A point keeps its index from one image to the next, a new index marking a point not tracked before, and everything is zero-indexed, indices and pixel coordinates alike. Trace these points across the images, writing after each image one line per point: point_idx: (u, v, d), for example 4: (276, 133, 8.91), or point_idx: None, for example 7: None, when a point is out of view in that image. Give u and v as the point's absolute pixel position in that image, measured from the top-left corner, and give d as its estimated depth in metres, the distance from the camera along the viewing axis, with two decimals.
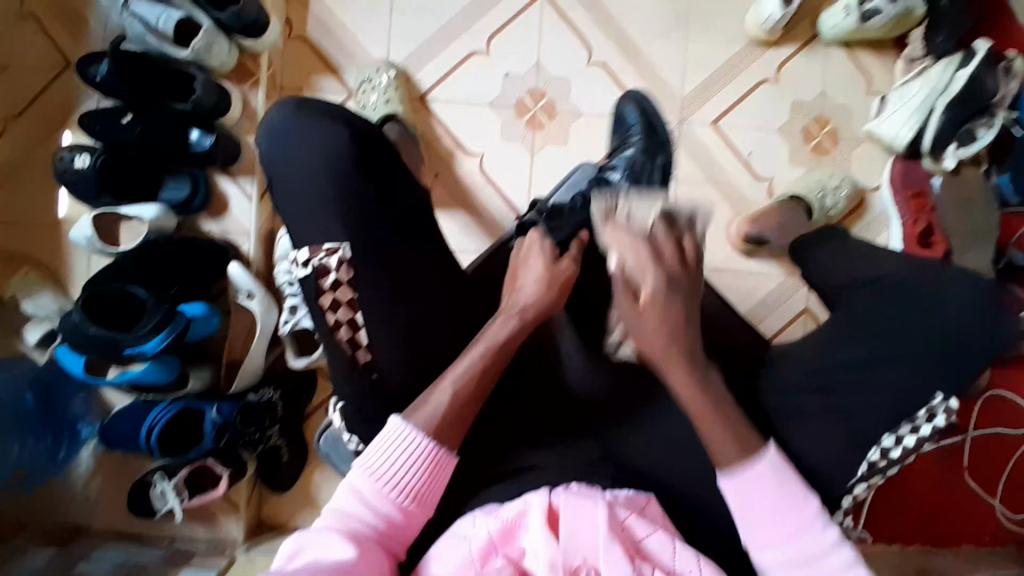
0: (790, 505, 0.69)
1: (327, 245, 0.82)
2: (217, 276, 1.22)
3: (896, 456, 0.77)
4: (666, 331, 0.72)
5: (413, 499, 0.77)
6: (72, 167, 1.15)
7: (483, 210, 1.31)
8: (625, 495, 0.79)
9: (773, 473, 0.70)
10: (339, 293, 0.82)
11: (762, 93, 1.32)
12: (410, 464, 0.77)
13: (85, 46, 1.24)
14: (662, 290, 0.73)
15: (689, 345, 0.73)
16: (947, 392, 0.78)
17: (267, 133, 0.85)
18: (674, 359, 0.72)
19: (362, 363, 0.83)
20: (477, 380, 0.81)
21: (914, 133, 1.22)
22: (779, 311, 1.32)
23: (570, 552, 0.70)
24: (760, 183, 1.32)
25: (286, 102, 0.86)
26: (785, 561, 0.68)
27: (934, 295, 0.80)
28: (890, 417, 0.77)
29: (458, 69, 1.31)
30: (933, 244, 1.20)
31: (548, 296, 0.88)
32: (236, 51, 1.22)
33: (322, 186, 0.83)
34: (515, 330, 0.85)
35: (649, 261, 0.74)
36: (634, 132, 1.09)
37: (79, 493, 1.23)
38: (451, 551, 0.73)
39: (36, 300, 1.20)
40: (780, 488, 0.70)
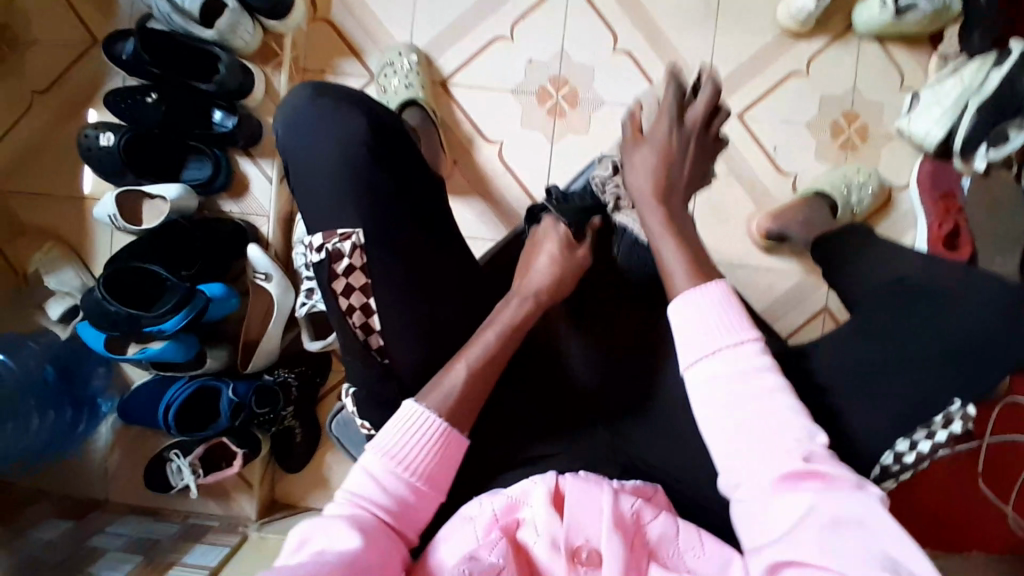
0: (736, 336, 0.64)
1: (340, 230, 0.82)
2: (236, 255, 1.24)
3: (910, 461, 0.76)
4: (648, 172, 0.77)
5: (425, 480, 0.75)
6: (97, 145, 1.17)
7: (500, 197, 1.30)
8: (631, 484, 0.79)
9: (721, 301, 0.66)
10: (352, 278, 0.82)
11: (790, 86, 1.29)
12: (421, 441, 0.76)
13: (112, 21, 1.25)
14: (660, 137, 0.77)
15: (671, 192, 0.78)
16: (965, 399, 0.75)
17: (283, 118, 0.85)
18: (651, 201, 0.77)
19: (374, 348, 0.83)
20: (494, 359, 0.82)
21: (946, 132, 1.19)
22: (800, 308, 1.29)
23: (575, 531, 0.71)
24: (785, 179, 1.29)
25: (304, 87, 0.86)
26: (716, 389, 0.62)
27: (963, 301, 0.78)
28: (907, 422, 0.75)
29: (481, 55, 1.30)
30: (959, 246, 1.19)
31: (560, 277, 0.89)
32: (259, 32, 1.21)
33: (339, 171, 0.83)
34: (529, 312, 0.86)
35: (671, 109, 0.78)
36: None
37: (98, 467, 1.27)
38: (453, 528, 0.75)
39: (59, 276, 1.22)
40: (726, 314, 0.65)
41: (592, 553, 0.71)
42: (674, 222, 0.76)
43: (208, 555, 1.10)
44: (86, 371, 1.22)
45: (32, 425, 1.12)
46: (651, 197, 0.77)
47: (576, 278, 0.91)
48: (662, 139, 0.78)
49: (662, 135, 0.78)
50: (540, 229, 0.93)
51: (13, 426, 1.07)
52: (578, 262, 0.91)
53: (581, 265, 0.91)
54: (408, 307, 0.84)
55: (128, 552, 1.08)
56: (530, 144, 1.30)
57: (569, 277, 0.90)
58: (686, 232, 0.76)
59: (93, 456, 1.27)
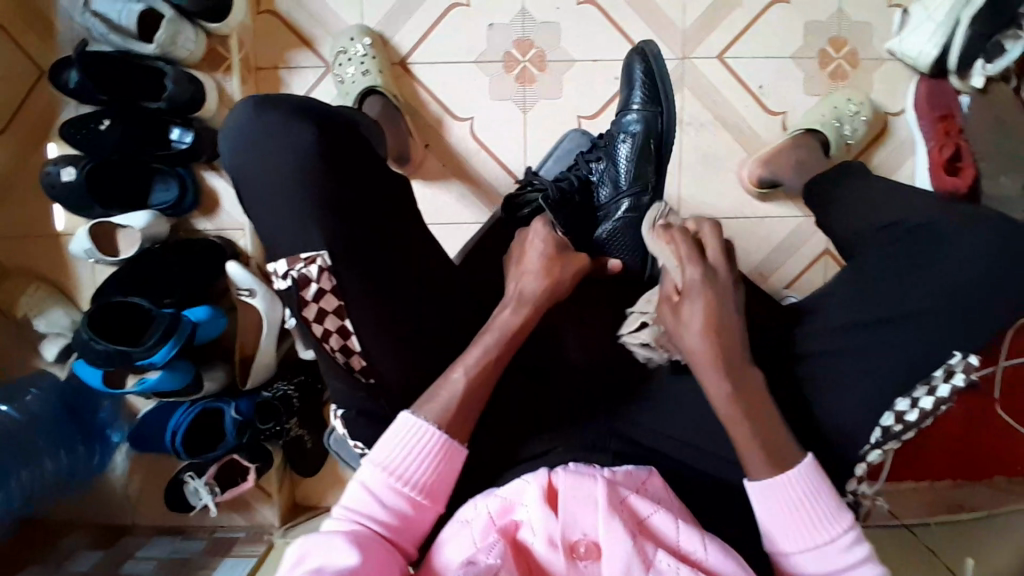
0: (821, 519, 0.67)
1: (304, 253, 0.75)
2: (218, 275, 1.21)
3: (911, 419, 0.76)
4: (705, 331, 0.71)
5: (423, 492, 0.74)
6: (60, 181, 1.13)
7: (477, 176, 1.25)
8: (624, 471, 0.77)
9: (806, 485, 0.68)
10: (324, 302, 0.75)
11: (772, 16, 1.20)
12: (421, 457, 0.74)
13: (54, 50, 1.18)
14: (699, 281, 0.73)
15: (731, 345, 0.72)
16: (965, 350, 0.76)
17: (228, 140, 0.76)
18: (709, 363, 0.71)
19: (357, 368, 0.78)
20: (494, 363, 0.78)
21: (939, 49, 1.12)
22: (797, 255, 1.25)
23: (571, 526, 0.70)
24: (773, 119, 1.22)
25: (249, 100, 0.77)
26: (809, 569, 0.67)
27: (960, 259, 0.76)
28: (904, 382, 0.76)
29: (439, 27, 1.22)
30: (961, 170, 1.14)
31: (555, 278, 0.83)
32: (202, 36, 1.14)
33: (296, 193, 0.74)
34: (526, 320, 0.80)
35: (692, 254, 0.75)
36: (636, 90, 1.02)
37: (120, 493, 1.28)
38: (451, 532, 0.74)
39: (47, 317, 1.20)
40: (814, 502, 0.68)
41: (590, 546, 0.70)
42: (743, 382, 0.71)
43: (237, 567, 1.13)
44: (90, 405, 1.23)
45: (46, 466, 1.15)
46: (705, 354, 0.71)
47: (580, 268, 0.86)
48: (699, 287, 0.73)
49: (696, 283, 0.73)
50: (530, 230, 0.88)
51: (26, 473, 1.10)
52: (576, 259, 0.85)
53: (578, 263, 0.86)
54: (391, 325, 0.79)
55: (160, 575, 1.11)
56: (503, 117, 1.24)
57: (565, 278, 0.84)
58: (752, 387, 0.71)
59: (114, 483, 1.28)
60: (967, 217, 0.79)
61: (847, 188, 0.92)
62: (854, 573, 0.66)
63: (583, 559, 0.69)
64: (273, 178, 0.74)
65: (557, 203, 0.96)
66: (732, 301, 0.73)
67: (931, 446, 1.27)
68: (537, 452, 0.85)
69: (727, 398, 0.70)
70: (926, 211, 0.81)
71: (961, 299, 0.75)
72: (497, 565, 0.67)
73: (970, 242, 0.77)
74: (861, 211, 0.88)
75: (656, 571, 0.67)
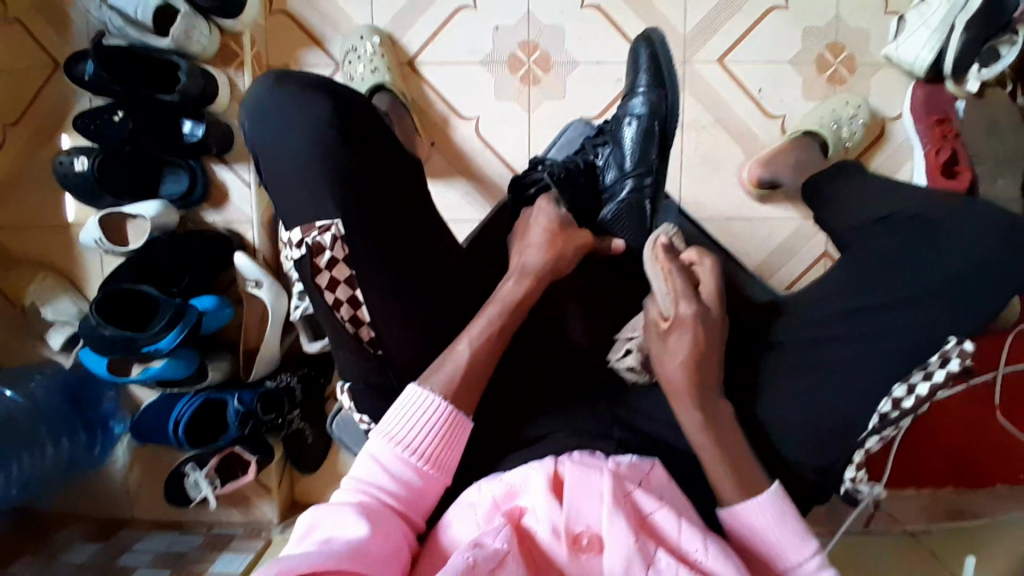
0: (787, 548, 0.69)
1: (319, 222, 0.78)
2: (225, 266, 1.23)
3: (909, 406, 0.76)
4: (691, 363, 0.76)
5: (432, 462, 0.75)
6: (73, 171, 1.15)
7: (482, 174, 1.27)
8: (628, 463, 0.78)
9: (771, 517, 0.70)
10: (336, 272, 0.79)
11: (772, 21, 1.23)
12: (426, 427, 0.75)
13: (70, 41, 1.20)
14: (692, 316, 0.78)
15: (707, 377, 0.77)
16: (960, 335, 0.76)
17: (249, 112, 0.81)
18: (684, 394, 0.75)
19: (367, 340, 0.81)
20: (496, 335, 0.81)
21: (935, 54, 1.15)
22: (799, 256, 1.27)
23: (574, 517, 0.70)
24: (772, 121, 1.25)
25: (268, 74, 0.81)
26: None
27: (955, 248, 0.78)
28: (899, 364, 0.77)
29: (446, 28, 1.25)
30: (959, 172, 1.16)
31: (560, 253, 0.88)
32: (215, 33, 1.18)
33: (314, 169, 0.78)
34: (528, 290, 0.84)
35: (687, 291, 0.80)
36: (641, 75, 1.02)
37: (120, 486, 1.26)
38: (456, 512, 0.76)
39: (55, 306, 1.22)
40: (780, 530, 0.70)
41: (593, 539, 0.70)
42: (713, 415, 0.75)
43: (234, 562, 1.13)
44: (95, 394, 1.22)
45: (47, 451, 1.16)
46: (683, 384, 0.76)
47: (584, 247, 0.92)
48: (690, 320, 0.78)
49: (687, 315, 0.79)
50: (534, 210, 0.93)
51: (28, 457, 1.11)
52: (583, 237, 0.91)
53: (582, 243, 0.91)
54: (397, 303, 0.82)
55: (157, 567, 1.11)
56: (508, 116, 1.26)
57: (568, 252, 0.89)
58: (725, 427, 0.74)
59: (114, 476, 1.26)
60: (962, 209, 0.79)
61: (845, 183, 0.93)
62: None
63: (585, 550, 0.69)
64: (292, 156, 0.79)
65: (563, 180, 0.96)
66: (716, 343, 0.79)
67: (926, 450, 1.25)
68: (537, 435, 0.85)
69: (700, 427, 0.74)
70: (922, 198, 0.82)
71: (957, 289, 0.76)
72: (503, 550, 0.66)
73: (972, 232, 0.77)
74: (852, 203, 0.90)
75: (656, 569, 0.67)
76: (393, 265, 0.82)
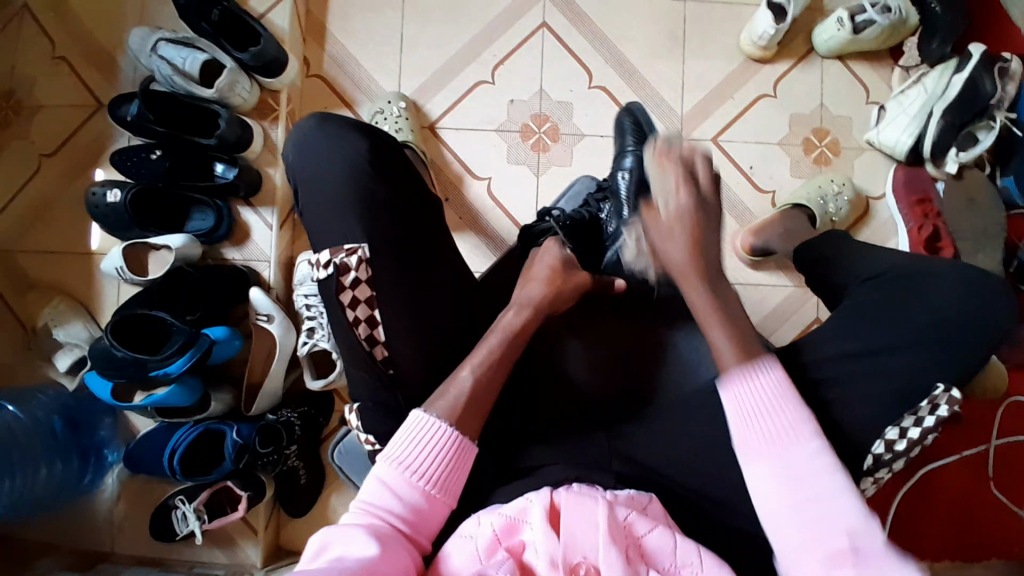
0: (785, 416, 0.71)
1: (347, 245, 0.84)
2: (239, 300, 1.29)
3: (901, 448, 0.82)
4: (690, 252, 0.80)
5: (440, 484, 0.75)
6: (104, 202, 1.23)
7: (491, 230, 1.35)
8: (625, 495, 0.78)
9: (771, 384, 0.73)
10: (358, 291, 0.84)
11: (761, 107, 1.36)
12: (432, 451, 0.76)
13: (116, 85, 1.33)
14: (687, 209, 0.80)
15: (709, 266, 0.81)
16: (947, 383, 0.84)
17: (290, 143, 0.91)
18: (691, 280, 0.80)
19: (380, 359, 0.84)
20: (499, 361, 0.83)
21: (914, 139, 1.26)
22: (791, 321, 1.32)
23: (572, 548, 0.70)
24: (763, 196, 1.35)
25: (310, 117, 0.91)
26: (770, 470, 0.70)
27: (925, 295, 0.87)
28: (891, 410, 0.84)
29: (465, 99, 1.38)
30: (941, 249, 1.24)
31: (558, 291, 0.92)
32: (257, 89, 1.30)
33: (346, 189, 0.86)
34: (527, 320, 0.88)
35: (684, 180, 0.81)
36: (629, 140, 1.17)
37: (104, 517, 1.25)
38: (456, 540, 0.74)
39: (67, 329, 1.26)
40: (779, 400, 0.72)
41: (591, 570, 0.69)
42: (721, 296, 0.80)
43: None
44: (92, 420, 1.25)
45: (39, 475, 1.15)
46: (695, 272, 0.80)
47: (579, 290, 0.94)
48: (689, 212, 0.80)
49: (685, 207, 0.80)
50: (541, 250, 0.97)
51: (21, 477, 1.11)
52: (580, 278, 0.94)
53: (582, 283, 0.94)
54: (414, 316, 0.85)
55: None
56: (517, 178, 1.36)
57: (566, 290, 0.92)
58: (730, 307, 0.80)
59: (101, 505, 1.26)
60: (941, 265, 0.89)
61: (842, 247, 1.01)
62: (819, 468, 0.69)
63: None
64: (327, 178, 0.87)
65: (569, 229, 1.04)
66: (715, 229, 0.81)
67: (922, 519, 1.22)
68: (535, 465, 0.87)
69: (709, 310, 0.79)
70: (908, 256, 0.92)
71: (935, 323, 0.85)
72: None
73: (935, 284, 0.88)
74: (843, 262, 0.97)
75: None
76: (412, 280, 0.86)
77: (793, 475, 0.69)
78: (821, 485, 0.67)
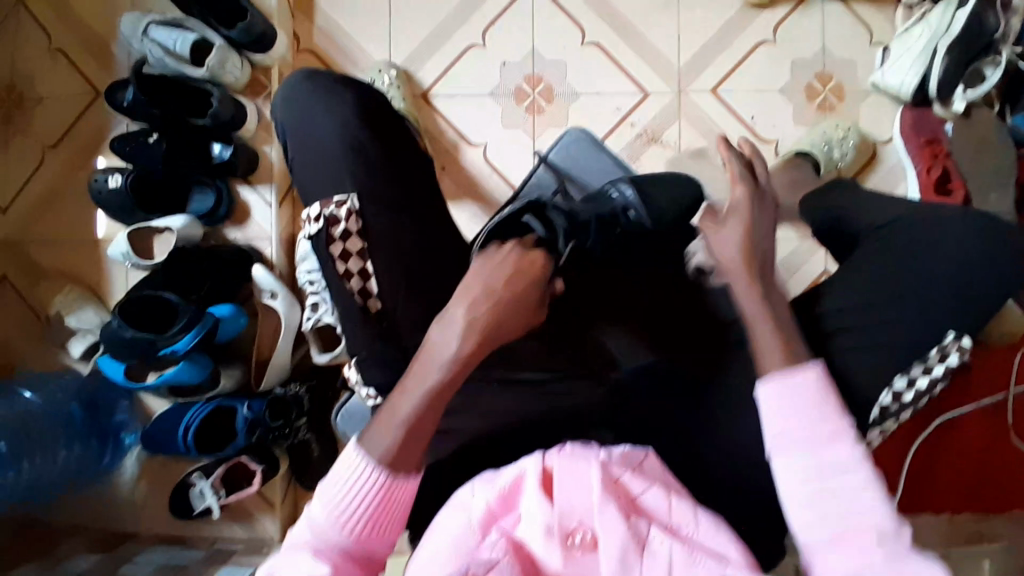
0: (823, 415, 0.66)
1: (336, 197, 0.84)
2: (245, 279, 1.29)
3: (908, 398, 0.82)
4: (745, 241, 0.78)
5: (365, 532, 0.66)
6: (107, 187, 1.25)
7: (490, 197, 1.34)
8: (620, 451, 0.74)
9: (814, 387, 0.68)
10: (350, 244, 0.83)
11: (761, 55, 1.32)
12: (354, 497, 0.66)
13: (109, 71, 1.33)
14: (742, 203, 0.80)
15: (761, 266, 0.77)
16: (958, 330, 0.82)
17: (279, 100, 0.90)
18: (750, 274, 0.76)
19: (374, 312, 0.84)
20: (433, 410, 0.70)
21: (919, 79, 1.21)
22: (799, 274, 1.30)
23: (567, 514, 0.67)
24: (766, 146, 1.31)
25: (302, 75, 0.90)
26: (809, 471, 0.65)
27: (940, 237, 0.84)
28: (903, 359, 0.81)
29: (457, 64, 1.35)
30: (952, 190, 1.19)
31: (490, 315, 0.72)
32: (248, 67, 1.29)
33: (333, 156, 0.85)
34: (468, 357, 0.71)
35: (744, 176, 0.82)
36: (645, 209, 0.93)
37: (127, 498, 1.28)
38: (425, 546, 0.68)
39: (79, 315, 1.28)
40: (820, 401, 0.67)
41: (587, 536, 0.66)
42: (773, 301, 0.75)
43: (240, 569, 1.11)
44: (109, 403, 1.27)
45: (59, 455, 1.20)
46: (744, 269, 0.76)
47: (528, 316, 0.76)
48: (744, 207, 0.80)
49: (741, 202, 0.80)
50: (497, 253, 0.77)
51: (38, 458, 1.17)
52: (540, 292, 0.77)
53: (523, 300, 0.75)
54: (410, 279, 0.85)
55: (162, 574, 1.11)
56: (514, 143, 1.34)
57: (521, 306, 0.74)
58: (782, 316, 0.74)
59: (121, 487, 1.28)
60: (950, 212, 0.86)
61: (851, 193, 0.98)
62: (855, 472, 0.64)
63: (579, 549, 0.66)
64: (307, 149, 0.87)
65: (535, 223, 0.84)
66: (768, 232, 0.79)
67: (937, 469, 1.20)
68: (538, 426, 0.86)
69: (761, 308, 0.74)
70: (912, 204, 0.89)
71: (950, 268, 0.82)
72: (498, 558, 0.63)
73: (946, 229, 0.84)
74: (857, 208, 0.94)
75: (651, 552, 0.65)
76: (399, 241, 0.85)
77: (834, 476, 0.64)
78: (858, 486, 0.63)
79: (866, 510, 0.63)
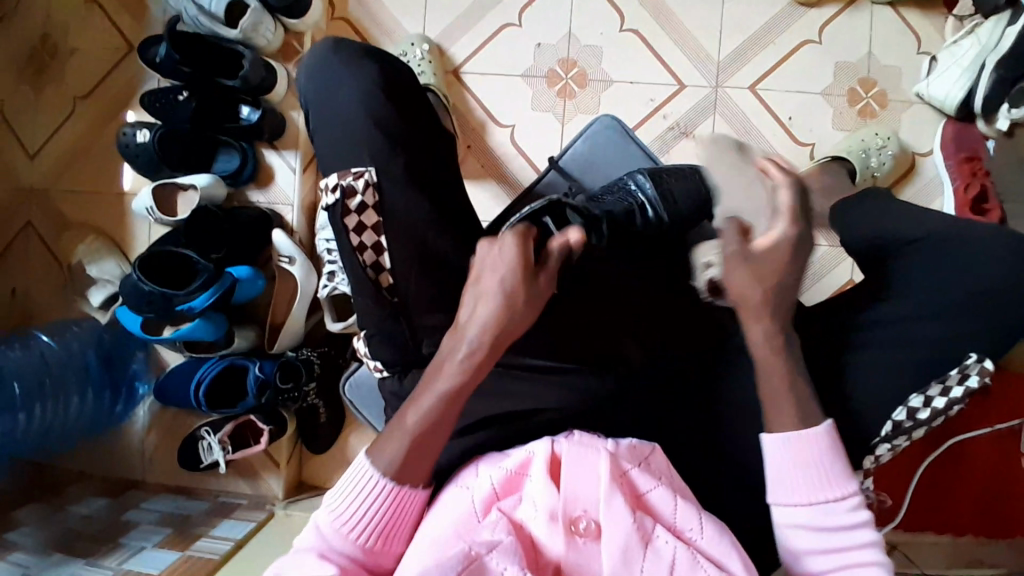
0: (825, 476, 0.70)
1: (354, 169, 0.83)
2: (263, 242, 1.31)
3: (924, 417, 0.78)
4: (770, 280, 0.72)
5: (378, 539, 0.69)
6: (134, 142, 1.26)
7: (513, 179, 1.32)
8: (628, 444, 0.73)
9: (818, 446, 0.70)
10: (364, 216, 0.82)
11: (805, 54, 1.28)
12: (371, 502, 0.69)
13: (145, 26, 1.34)
14: (781, 241, 0.72)
15: (780, 304, 0.72)
16: (981, 353, 0.79)
17: (304, 67, 0.89)
18: (760, 310, 0.72)
19: (385, 285, 0.83)
20: (437, 423, 0.70)
21: (965, 92, 1.16)
22: (821, 283, 1.26)
23: (572, 500, 0.66)
24: (801, 148, 1.28)
25: (326, 41, 0.90)
26: (805, 523, 0.70)
27: (974, 256, 0.81)
28: (918, 376, 0.79)
29: (491, 42, 1.34)
30: (987, 211, 1.15)
31: (511, 311, 0.69)
32: (281, 31, 1.29)
33: (353, 127, 0.84)
34: (474, 366, 0.69)
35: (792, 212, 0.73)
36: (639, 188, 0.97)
37: (137, 447, 1.33)
38: (422, 532, 0.69)
39: (100, 265, 1.31)
40: (825, 460, 0.70)
41: (591, 524, 0.65)
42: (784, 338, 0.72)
43: (236, 527, 1.14)
44: (125, 355, 1.30)
45: (72, 404, 1.21)
46: (758, 307, 0.72)
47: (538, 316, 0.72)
48: (782, 249, 0.72)
49: (781, 242, 0.72)
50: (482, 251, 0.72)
51: (49, 404, 1.16)
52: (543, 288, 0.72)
53: (543, 294, 0.72)
54: (422, 257, 0.83)
55: (164, 526, 1.14)
56: (542, 126, 1.32)
57: (530, 313, 0.71)
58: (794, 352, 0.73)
59: (133, 438, 1.33)
60: (986, 231, 0.83)
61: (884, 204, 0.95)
62: (852, 533, 0.69)
63: (582, 536, 0.65)
64: (330, 118, 0.86)
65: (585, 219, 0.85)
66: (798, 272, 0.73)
67: (942, 491, 1.17)
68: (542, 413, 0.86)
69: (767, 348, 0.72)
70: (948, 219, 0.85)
71: (979, 290, 0.80)
72: (500, 539, 0.63)
73: (978, 247, 0.81)
74: None
75: (655, 548, 0.64)
76: (414, 215, 0.83)
77: (830, 536, 0.69)
78: (854, 548, 0.68)
79: (864, 567, 0.67)
